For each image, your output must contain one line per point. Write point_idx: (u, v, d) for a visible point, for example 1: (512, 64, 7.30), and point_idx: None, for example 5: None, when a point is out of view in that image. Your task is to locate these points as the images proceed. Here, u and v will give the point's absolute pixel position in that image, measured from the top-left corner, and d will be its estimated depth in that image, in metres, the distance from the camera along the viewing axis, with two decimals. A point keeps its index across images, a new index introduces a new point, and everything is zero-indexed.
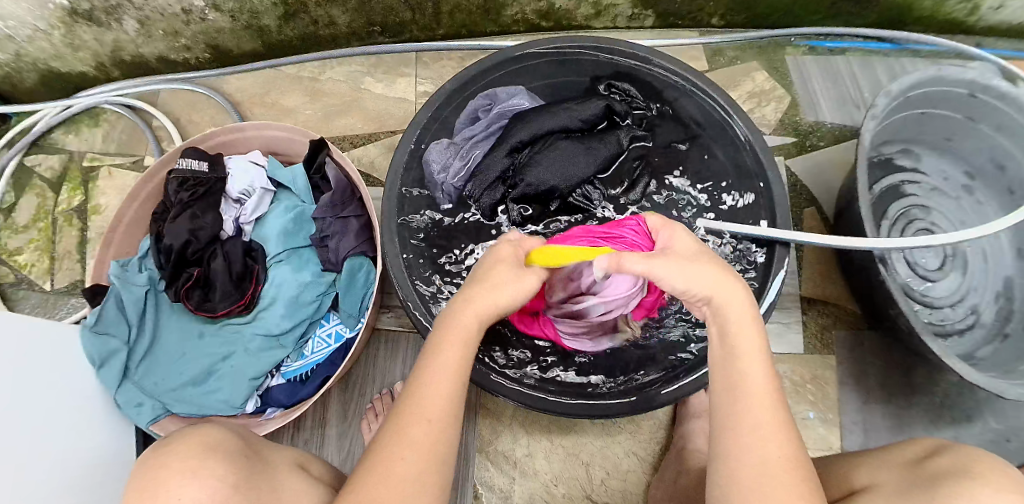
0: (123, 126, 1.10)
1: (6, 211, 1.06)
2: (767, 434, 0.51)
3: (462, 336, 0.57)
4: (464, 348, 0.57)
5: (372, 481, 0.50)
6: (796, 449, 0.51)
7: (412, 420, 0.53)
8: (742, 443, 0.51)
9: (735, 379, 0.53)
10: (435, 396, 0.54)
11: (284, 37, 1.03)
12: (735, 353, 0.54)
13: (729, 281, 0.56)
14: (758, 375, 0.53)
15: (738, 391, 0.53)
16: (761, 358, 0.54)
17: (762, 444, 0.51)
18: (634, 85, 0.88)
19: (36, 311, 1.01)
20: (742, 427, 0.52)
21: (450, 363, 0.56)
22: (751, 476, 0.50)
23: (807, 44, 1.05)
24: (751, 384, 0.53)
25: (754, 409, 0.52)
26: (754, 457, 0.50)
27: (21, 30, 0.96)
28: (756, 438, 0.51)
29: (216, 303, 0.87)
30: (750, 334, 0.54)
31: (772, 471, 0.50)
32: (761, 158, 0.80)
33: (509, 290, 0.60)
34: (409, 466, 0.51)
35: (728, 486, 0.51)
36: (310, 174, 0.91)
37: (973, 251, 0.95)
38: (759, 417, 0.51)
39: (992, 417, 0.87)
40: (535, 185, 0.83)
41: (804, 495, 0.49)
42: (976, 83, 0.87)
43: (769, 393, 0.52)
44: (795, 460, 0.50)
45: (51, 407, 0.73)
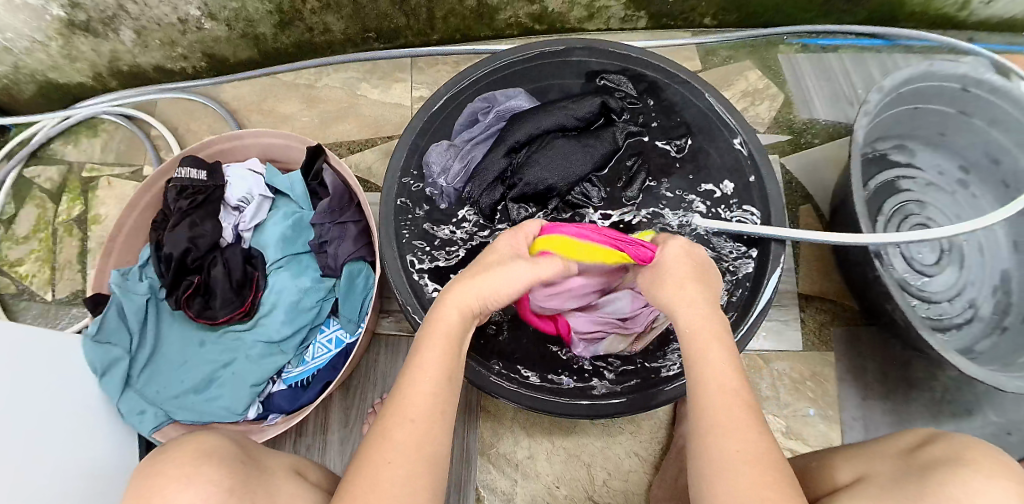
0: (121, 136, 1.10)
1: (7, 222, 1.07)
2: (732, 428, 0.51)
3: (444, 333, 0.58)
4: (447, 344, 0.58)
5: (358, 482, 0.51)
6: (766, 442, 0.51)
7: (397, 420, 0.53)
8: (709, 442, 0.52)
9: (699, 378, 0.54)
10: (421, 392, 0.55)
11: (279, 45, 1.04)
12: (697, 354, 0.56)
13: (691, 290, 0.60)
14: (722, 372, 0.54)
15: (703, 392, 0.54)
16: (724, 358, 0.55)
17: (727, 438, 0.51)
18: (628, 79, 0.88)
19: (38, 321, 1.02)
20: (709, 423, 0.52)
21: (433, 360, 0.57)
22: (720, 472, 0.50)
23: (799, 42, 1.06)
24: (715, 384, 0.54)
25: (719, 403, 0.53)
26: (720, 453, 0.51)
27: (19, 42, 0.97)
28: (721, 435, 0.51)
29: (217, 311, 0.87)
30: (712, 340, 0.56)
31: (740, 464, 0.49)
32: (756, 157, 0.82)
33: (490, 287, 0.62)
34: (397, 464, 0.51)
35: (701, 488, 0.51)
36: (307, 180, 0.91)
37: (970, 245, 0.96)
38: (722, 413, 0.52)
39: (992, 410, 0.88)
40: (533, 184, 0.83)
41: (773, 484, 0.48)
42: (968, 77, 0.88)
43: (735, 391, 0.53)
44: (763, 452, 0.50)
45: (52, 415, 0.74)
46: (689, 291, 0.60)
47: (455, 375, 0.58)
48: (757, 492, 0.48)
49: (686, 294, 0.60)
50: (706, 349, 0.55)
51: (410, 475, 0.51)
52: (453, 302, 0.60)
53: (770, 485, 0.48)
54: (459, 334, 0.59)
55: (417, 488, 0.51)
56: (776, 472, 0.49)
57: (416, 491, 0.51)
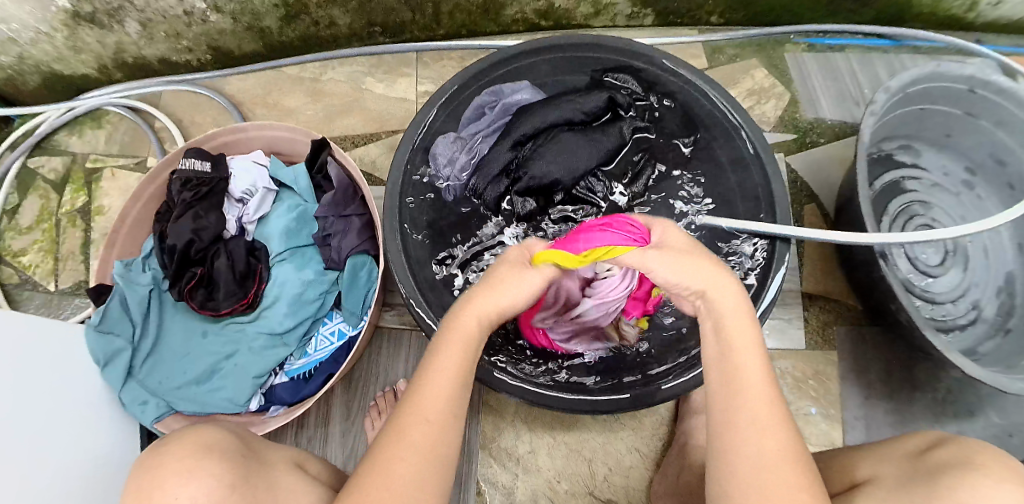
0: (125, 127, 1.10)
1: (10, 212, 1.07)
2: (766, 425, 0.50)
3: (463, 338, 0.57)
4: (465, 350, 0.57)
5: (371, 483, 0.50)
6: (796, 441, 0.50)
7: (411, 421, 0.53)
8: (740, 436, 0.51)
9: (731, 371, 0.53)
10: (437, 397, 0.54)
11: (285, 39, 1.04)
12: (730, 347, 0.54)
13: (722, 275, 0.57)
14: (753, 366, 0.53)
15: (735, 383, 0.53)
16: (756, 349, 0.54)
17: (761, 436, 0.50)
18: (633, 77, 0.87)
19: (41, 311, 1.02)
20: (741, 420, 0.51)
21: (451, 365, 0.56)
22: (752, 469, 0.49)
23: (806, 41, 1.06)
24: (748, 375, 0.52)
25: (751, 401, 0.51)
26: (754, 449, 0.50)
27: (24, 33, 0.97)
28: (756, 431, 0.50)
29: (219, 302, 0.87)
30: (746, 327, 0.54)
31: (774, 463, 0.49)
32: (761, 154, 0.81)
33: (511, 294, 0.59)
34: (408, 466, 0.51)
35: (727, 480, 0.50)
36: (311, 173, 0.92)
37: (974, 247, 0.96)
38: (757, 408, 0.51)
39: (995, 412, 0.87)
40: (538, 177, 0.82)
41: (806, 488, 0.48)
42: (975, 78, 0.88)
43: (766, 384, 0.52)
44: (795, 452, 0.50)
45: (53, 406, 0.74)
46: (689, 259, 0.57)
47: (471, 379, 0.57)
48: (791, 496, 0.47)
49: (712, 269, 0.57)
50: (736, 333, 0.54)
51: (421, 473, 0.51)
52: (474, 307, 0.58)
53: (802, 489, 0.48)
54: (477, 339, 0.58)
55: (428, 487, 0.51)
56: (806, 473, 0.49)
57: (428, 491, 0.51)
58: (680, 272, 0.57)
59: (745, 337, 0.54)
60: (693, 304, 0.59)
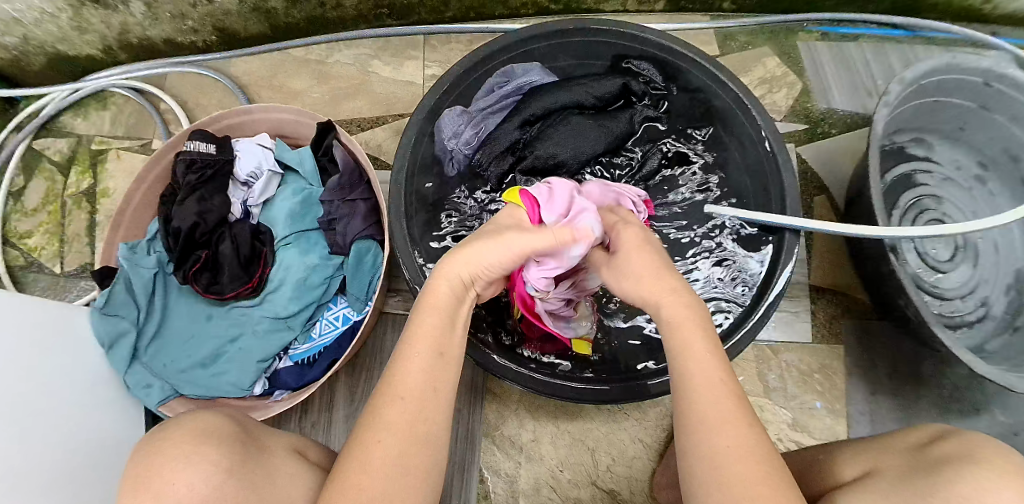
0: (131, 110, 1.10)
1: (16, 194, 1.06)
2: (719, 423, 0.51)
3: (434, 306, 0.59)
4: (437, 322, 0.59)
5: (355, 462, 0.52)
6: (757, 438, 0.50)
7: (388, 399, 0.55)
8: (696, 437, 0.51)
9: (679, 381, 0.54)
10: (406, 373, 0.56)
11: (291, 20, 1.03)
12: (677, 352, 0.55)
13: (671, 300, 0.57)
14: (707, 368, 0.53)
15: (689, 386, 0.53)
16: (706, 347, 0.54)
17: (712, 434, 0.51)
18: (654, 65, 0.85)
19: (46, 293, 1.02)
20: (692, 424, 0.52)
21: (426, 337, 0.58)
22: (711, 467, 0.50)
23: (819, 29, 1.04)
24: (699, 378, 0.53)
25: (700, 403, 0.52)
26: (710, 450, 0.50)
27: (28, 13, 0.97)
28: (706, 432, 0.51)
29: (224, 286, 0.88)
30: (696, 330, 0.55)
31: (731, 459, 0.49)
32: (772, 143, 0.79)
33: (488, 257, 0.62)
34: (387, 446, 0.53)
35: (695, 480, 0.50)
36: (317, 155, 0.90)
37: (985, 243, 0.94)
38: (709, 409, 0.52)
39: (1000, 410, 0.87)
40: (544, 157, 0.82)
41: (765, 480, 0.48)
42: (991, 71, 0.87)
43: (720, 384, 0.53)
44: (748, 448, 0.49)
45: (58, 388, 0.74)
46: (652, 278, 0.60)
47: (451, 355, 0.58)
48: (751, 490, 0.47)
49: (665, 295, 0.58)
50: (688, 340, 0.55)
51: (402, 453, 0.53)
52: (446, 276, 0.60)
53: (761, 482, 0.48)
54: (455, 310, 0.60)
55: (411, 469, 0.53)
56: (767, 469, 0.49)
57: (409, 473, 0.53)
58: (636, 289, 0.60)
59: (700, 343, 0.54)
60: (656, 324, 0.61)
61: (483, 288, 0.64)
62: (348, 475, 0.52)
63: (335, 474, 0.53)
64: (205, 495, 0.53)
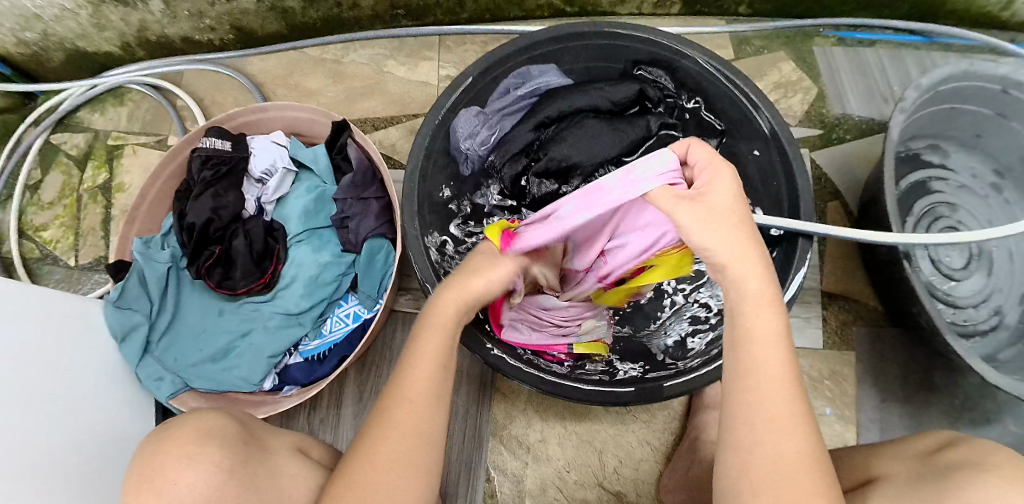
0: (147, 106, 1.11)
1: (33, 187, 1.08)
2: (782, 422, 0.50)
3: (440, 324, 0.59)
4: (441, 337, 0.59)
5: (360, 462, 0.53)
6: (813, 440, 0.50)
7: (397, 402, 0.55)
8: (754, 433, 0.50)
9: (746, 367, 0.52)
10: (415, 377, 0.56)
11: (307, 19, 1.04)
12: (749, 336, 0.53)
13: (750, 253, 0.54)
14: (775, 361, 0.51)
15: (755, 376, 0.51)
16: (777, 337, 0.52)
17: (775, 432, 0.50)
18: (666, 72, 0.86)
19: (60, 285, 1.03)
20: (757, 418, 0.50)
21: (433, 349, 0.58)
22: (769, 466, 0.49)
23: (835, 35, 1.03)
24: (768, 369, 0.51)
25: (768, 398, 0.50)
26: (769, 448, 0.49)
27: (48, 9, 0.98)
28: (770, 428, 0.50)
29: (237, 281, 0.88)
30: (768, 311, 0.53)
31: (792, 462, 0.48)
32: (786, 148, 0.78)
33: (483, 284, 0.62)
34: (393, 447, 0.53)
35: (738, 475, 0.50)
36: (331, 154, 0.91)
37: (1000, 252, 0.93)
38: (776, 407, 0.50)
39: (1012, 421, 0.86)
40: (558, 159, 0.81)
41: (821, 492, 0.48)
42: (1009, 79, 0.86)
43: (787, 380, 0.51)
44: (810, 453, 0.49)
45: (72, 379, 0.75)
46: (726, 225, 0.55)
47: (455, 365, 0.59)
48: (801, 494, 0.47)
49: (744, 249, 0.54)
50: (757, 325, 0.53)
51: (406, 454, 0.53)
52: (450, 295, 0.61)
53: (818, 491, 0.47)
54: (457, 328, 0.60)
55: (413, 471, 0.53)
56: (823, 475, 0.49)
57: (413, 476, 0.53)
58: (709, 235, 0.55)
59: (766, 326, 0.52)
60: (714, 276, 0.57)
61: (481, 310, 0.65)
62: (353, 476, 0.52)
63: (340, 473, 0.53)
64: (207, 496, 0.53)
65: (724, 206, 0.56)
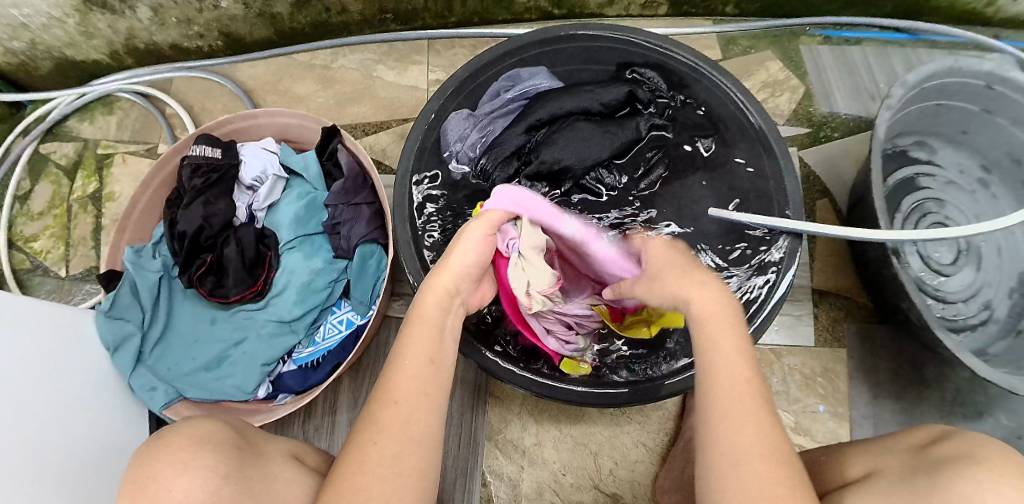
0: (136, 114, 1.10)
1: (22, 198, 1.07)
2: (743, 417, 0.50)
3: (424, 319, 0.60)
4: (426, 332, 0.59)
5: (352, 465, 0.53)
6: (777, 434, 0.50)
7: (381, 403, 0.55)
8: (718, 430, 0.51)
9: (710, 370, 0.54)
10: (399, 376, 0.56)
11: (296, 25, 1.04)
12: (710, 341, 0.55)
13: (700, 285, 0.60)
14: (735, 362, 0.53)
15: (717, 376, 0.53)
16: (737, 341, 0.54)
17: (738, 427, 0.50)
18: (658, 73, 0.86)
19: (51, 296, 1.02)
20: (719, 416, 0.51)
21: (418, 346, 0.58)
22: (733, 462, 0.49)
23: (822, 33, 1.04)
24: (728, 369, 0.53)
25: (728, 396, 0.52)
26: (732, 444, 0.50)
27: (35, 18, 0.97)
28: (730, 425, 0.50)
29: (229, 289, 0.88)
30: (728, 321, 0.56)
31: (753, 457, 0.49)
32: (778, 151, 0.79)
33: (463, 259, 0.63)
34: (383, 449, 0.53)
35: (710, 480, 0.50)
36: (321, 160, 0.91)
37: (988, 247, 0.94)
38: (736, 403, 0.51)
39: (1003, 413, 0.86)
40: (549, 162, 0.81)
41: (783, 482, 0.48)
42: (993, 74, 0.87)
43: (748, 379, 0.52)
44: (773, 446, 0.49)
45: (63, 390, 0.74)
46: (676, 274, 0.63)
47: (442, 360, 0.59)
48: (768, 490, 0.47)
49: (694, 283, 0.60)
50: (718, 331, 0.55)
51: (397, 452, 0.53)
52: (432, 285, 0.62)
53: (780, 483, 0.48)
54: (443, 318, 0.61)
55: (403, 466, 0.53)
56: (788, 468, 0.49)
57: (405, 477, 0.53)
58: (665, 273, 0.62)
59: (726, 336, 0.55)
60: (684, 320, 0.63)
61: (466, 295, 0.65)
62: (346, 476, 0.52)
63: (333, 477, 0.53)
64: (203, 499, 0.53)
65: (668, 266, 0.65)
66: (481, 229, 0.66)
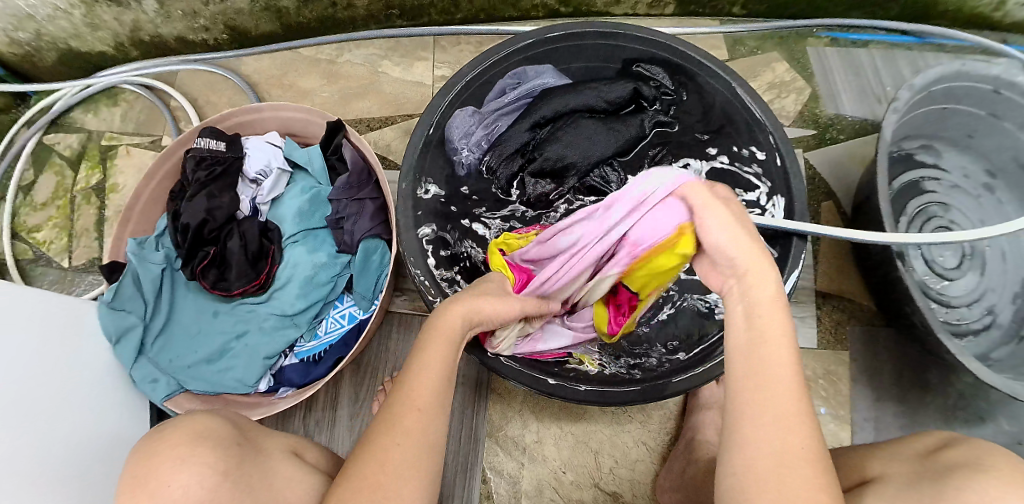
0: (140, 106, 1.10)
1: (26, 188, 1.07)
2: (791, 420, 0.47)
3: (444, 335, 0.59)
4: (446, 347, 0.58)
5: (371, 468, 0.52)
6: (817, 440, 0.47)
7: (404, 409, 0.54)
8: (761, 431, 0.47)
9: (758, 364, 0.49)
10: (420, 385, 0.55)
11: (302, 19, 1.04)
12: (759, 333, 0.50)
13: (768, 264, 0.52)
14: (783, 359, 0.49)
15: (763, 372, 0.49)
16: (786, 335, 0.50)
17: (785, 431, 0.47)
18: (665, 69, 0.85)
19: (53, 286, 1.02)
20: (764, 416, 0.47)
21: (434, 360, 0.57)
22: (775, 464, 0.46)
23: (829, 35, 1.04)
24: (777, 366, 0.49)
25: (776, 396, 0.48)
26: (776, 447, 0.46)
27: (41, 9, 0.97)
28: (778, 427, 0.47)
29: (232, 282, 0.88)
30: (776, 309, 0.51)
31: (798, 462, 0.46)
32: (780, 147, 0.78)
33: (493, 310, 0.64)
34: (401, 451, 0.53)
35: (741, 474, 0.47)
36: (326, 155, 0.91)
37: (992, 252, 0.94)
38: (783, 405, 0.47)
39: (1006, 419, 0.86)
40: (553, 159, 0.82)
41: (824, 489, 0.45)
42: (1001, 79, 0.86)
43: (794, 379, 0.48)
44: (816, 452, 0.46)
45: (65, 384, 0.74)
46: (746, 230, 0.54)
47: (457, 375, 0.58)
48: (809, 496, 0.45)
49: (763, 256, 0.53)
50: (767, 322, 0.50)
51: (413, 458, 0.53)
52: (456, 313, 0.60)
53: (823, 491, 0.45)
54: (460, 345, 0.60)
55: (416, 472, 0.53)
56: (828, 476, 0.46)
57: (417, 480, 0.53)
58: (733, 246, 0.53)
59: (777, 326, 0.50)
60: (723, 282, 0.55)
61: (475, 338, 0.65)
62: (363, 478, 0.52)
63: (343, 477, 0.53)
64: (202, 496, 0.53)
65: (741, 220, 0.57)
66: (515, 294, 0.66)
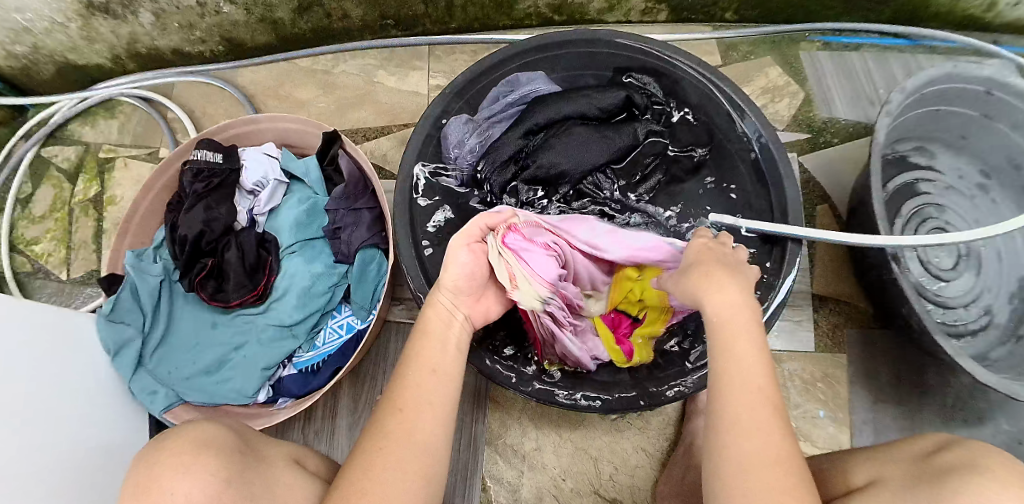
0: (138, 118, 1.11)
1: (24, 201, 1.08)
2: (755, 423, 0.50)
3: (428, 333, 0.61)
4: (431, 345, 0.61)
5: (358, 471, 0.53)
6: (789, 441, 0.50)
7: (387, 410, 0.56)
8: (732, 434, 0.51)
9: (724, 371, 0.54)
10: (405, 386, 0.58)
11: (297, 30, 1.04)
12: (727, 345, 0.55)
13: (725, 292, 0.57)
14: (752, 365, 0.53)
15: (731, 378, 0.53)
16: (754, 346, 0.54)
17: (751, 434, 0.50)
18: (655, 79, 0.86)
19: (52, 299, 1.02)
20: (734, 419, 0.51)
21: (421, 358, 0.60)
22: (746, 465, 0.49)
23: (821, 39, 1.05)
24: (745, 371, 0.53)
25: (744, 400, 0.52)
26: (745, 449, 0.50)
27: (38, 22, 0.98)
28: (745, 429, 0.50)
29: (229, 294, 0.88)
30: (744, 324, 0.55)
31: (767, 461, 0.49)
32: (776, 153, 0.79)
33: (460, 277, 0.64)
34: (384, 453, 0.54)
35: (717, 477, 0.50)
36: (322, 165, 0.92)
37: (987, 252, 0.94)
38: (749, 408, 0.51)
39: (1004, 419, 0.86)
40: (546, 166, 0.83)
41: (795, 488, 0.48)
42: (993, 80, 0.86)
43: (762, 385, 0.52)
44: (785, 454, 0.49)
45: (65, 394, 0.74)
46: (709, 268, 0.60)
47: (445, 370, 0.60)
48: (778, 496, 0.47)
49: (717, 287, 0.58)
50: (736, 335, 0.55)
51: (399, 457, 0.54)
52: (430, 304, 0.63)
53: (792, 491, 0.47)
54: (446, 330, 0.62)
55: (407, 473, 0.53)
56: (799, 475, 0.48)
57: (408, 479, 0.53)
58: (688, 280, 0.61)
59: (742, 338, 0.55)
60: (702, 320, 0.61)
61: (470, 308, 0.66)
62: (349, 481, 0.53)
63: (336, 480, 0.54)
64: None
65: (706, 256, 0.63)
66: (466, 252, 0.65)
